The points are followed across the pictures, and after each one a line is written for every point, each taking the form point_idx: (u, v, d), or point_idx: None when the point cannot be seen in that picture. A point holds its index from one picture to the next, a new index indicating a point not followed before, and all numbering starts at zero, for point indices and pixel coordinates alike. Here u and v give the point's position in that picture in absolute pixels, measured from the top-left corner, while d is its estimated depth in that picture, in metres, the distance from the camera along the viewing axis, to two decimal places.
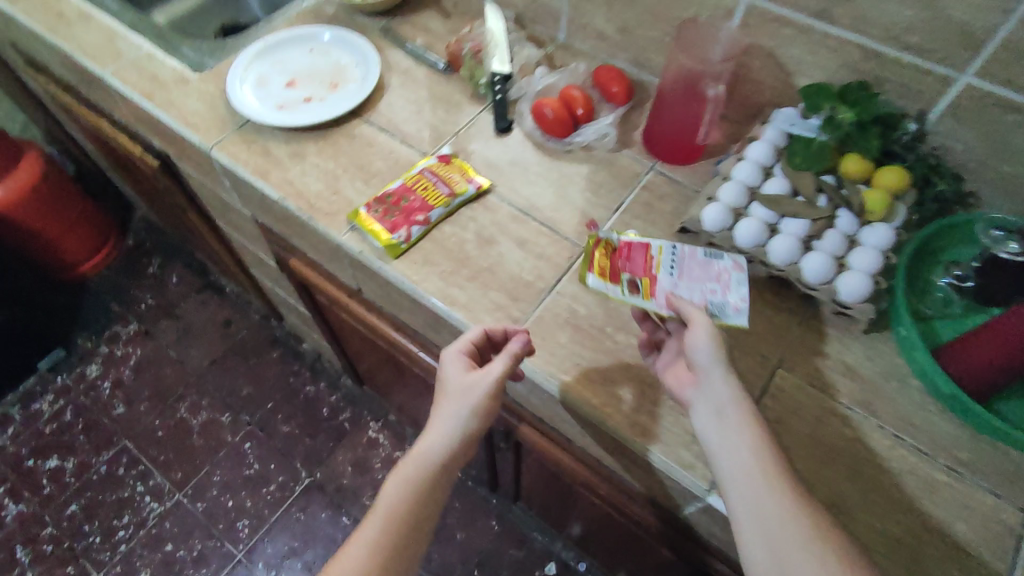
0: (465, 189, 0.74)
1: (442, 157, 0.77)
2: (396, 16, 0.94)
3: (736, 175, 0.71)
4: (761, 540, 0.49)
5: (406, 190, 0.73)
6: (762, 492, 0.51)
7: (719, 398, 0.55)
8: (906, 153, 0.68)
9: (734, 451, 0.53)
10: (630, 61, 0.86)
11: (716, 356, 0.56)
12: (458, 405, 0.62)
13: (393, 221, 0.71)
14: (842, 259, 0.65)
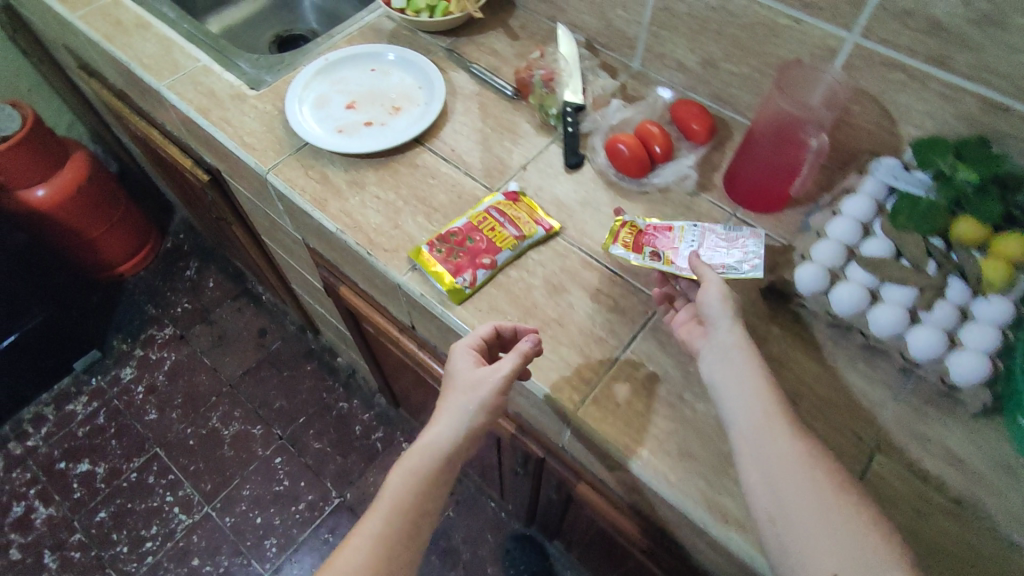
0: (534, 231, 0.69)
1: (509, 194, 0.72)
2: (461, 36, 0.90)
3: (833, 233, 0.65)
4: (757, 463, 0.49)
5: (472, 229, 0.69)
6: (764, 422, 0.50)
7: (726, 340, 0.55)
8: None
9: (738, 384, 0.52)
10: (710, 95, 0.81)
11: (726, 309, 0.57)
12: (465, 399, 0.57)
13: (457, 263, 0.66)
14: (954, 334, 0.58)
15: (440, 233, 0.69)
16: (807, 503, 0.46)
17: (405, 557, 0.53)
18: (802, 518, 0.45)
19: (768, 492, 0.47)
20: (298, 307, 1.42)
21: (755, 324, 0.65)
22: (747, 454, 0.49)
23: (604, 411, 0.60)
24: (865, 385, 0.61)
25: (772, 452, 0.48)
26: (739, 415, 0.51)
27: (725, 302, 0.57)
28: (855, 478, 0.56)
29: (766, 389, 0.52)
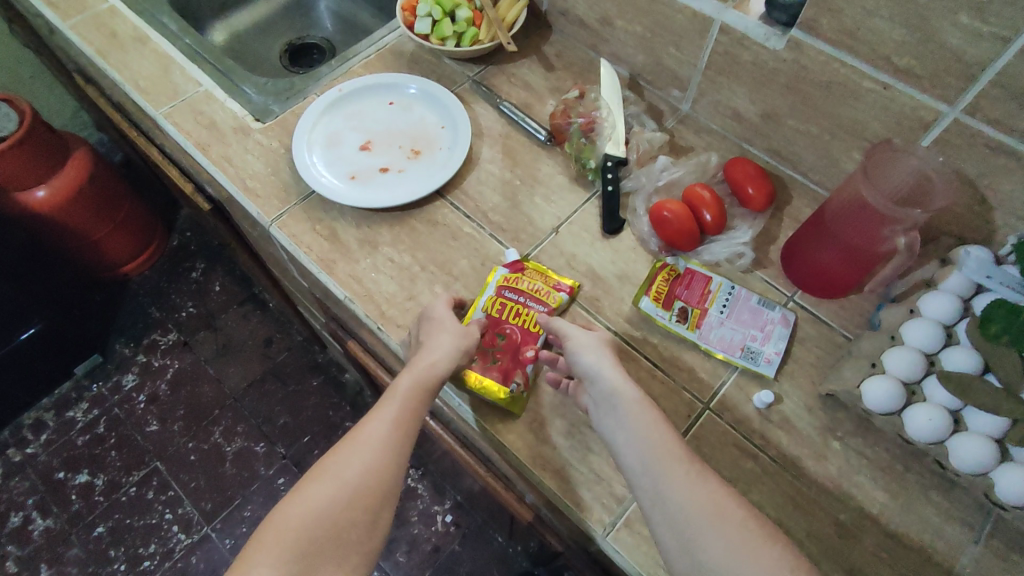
0: (559, 297, 0.62)
1: (512, 265, 0.64)
2: (489, 63, 0.81)
3: (909, 339, 0.56)
4: (673, 534, 0.44)
5: (497, 323, 0.60)
6: (669, 482, 0.45)
7: (599, 395, 0.52)
8: None
9: (633, 438, 0.48)
10: (769, 150, 0.71)
11: (596, 355, 0.54)
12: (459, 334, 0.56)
13: (503, 371, 0.58)
14: None
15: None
16: (732, 557, 0.42)
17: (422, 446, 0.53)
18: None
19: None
20: (305, 322, 1.36)
21: (812, 436, 0.57)
22: (664, 532, 0.44)
23: (638, 538, 0.52)
24: (939, 522, 0.53)
25: (686, 524, 0.44)
26: (643, 484, 0.47)
27: (592, 344, 0.55)
28: None
29: (667, 444, 0.47)
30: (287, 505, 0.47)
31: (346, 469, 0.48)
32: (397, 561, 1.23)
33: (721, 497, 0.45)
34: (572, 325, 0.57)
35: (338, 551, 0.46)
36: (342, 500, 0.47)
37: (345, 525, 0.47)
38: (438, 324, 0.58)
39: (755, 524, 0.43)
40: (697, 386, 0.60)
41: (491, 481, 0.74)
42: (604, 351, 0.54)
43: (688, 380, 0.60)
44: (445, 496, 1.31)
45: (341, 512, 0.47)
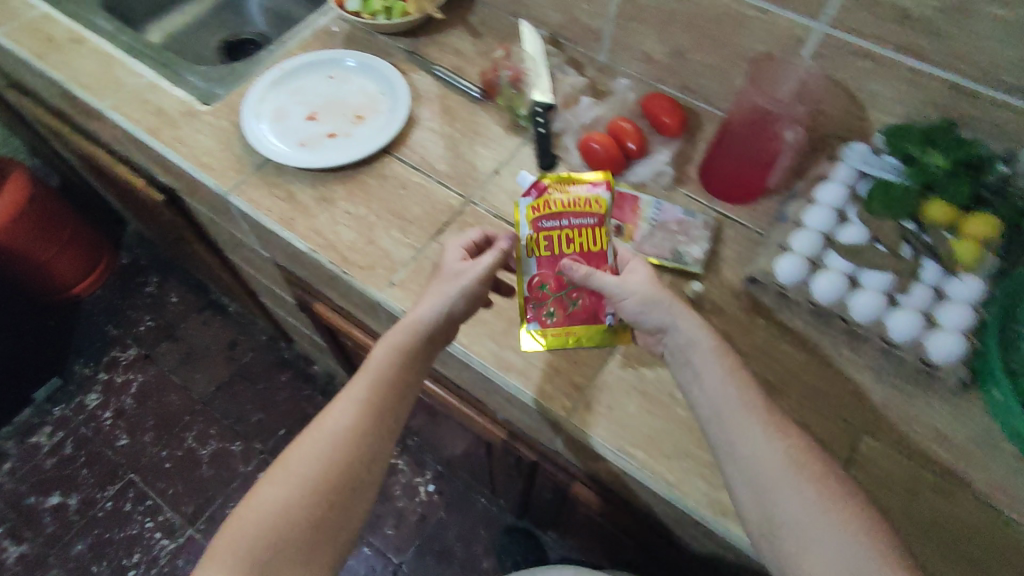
0: (602, 200, 0.66)
1: (535, 190, 0.67)
2: (419, 35, 0.87)
3: (809, 222, 0.65)
4: (744, 483, 0.49)
5: (553, 259, 0.65)
6: (745, 434, 0.49)
7: (676, 348, 0.55)
8: (995, 199, 0.61)
9: (710, 391, 0.52)
10: (678, 86, 0.80)
11: (667, 305, 0.56)
12: (446, 286, 0.59)
13: (590, 311, 0.64)
14: (930, 315, 0.60)
15: (528, 293, 0.65)
16: (799, 509, 0.46)
17: (388, 433, 0.54)
18: (799, 534, 0.45)
19: (764, 517, 0.47)
20: (269, 319, 1.38)
21: (738, 317, 0.66)
22: (737, 476, 0.49)
23: (597, 415, 0.59)
24: (847, 369, 0.62)
25: (759, 469, 0.48)
26: (717, 432, 0.51)
27: (651, 291, 0.57)
28: (846, 461, 0.58)
29: (743, 398, 0.51)
30: (246, 503, 0.50)
31: (304, 464, 0.51)
32: (386, 534, 1.27)
33: (793, 448, 0.49)
34: (608, 279, 0.59)
35: (298, 546, 0.48)
36: (297, 497, 0.49)
37: (302, 519, 0.49)
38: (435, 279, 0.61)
39: (822, 472, 0.48)
40: None
41: (464, 411, 0.79)
42: (670, 299, 0.56)
43: None
44: (425, 468, 1.35)
45: (305, 501, 0.49)
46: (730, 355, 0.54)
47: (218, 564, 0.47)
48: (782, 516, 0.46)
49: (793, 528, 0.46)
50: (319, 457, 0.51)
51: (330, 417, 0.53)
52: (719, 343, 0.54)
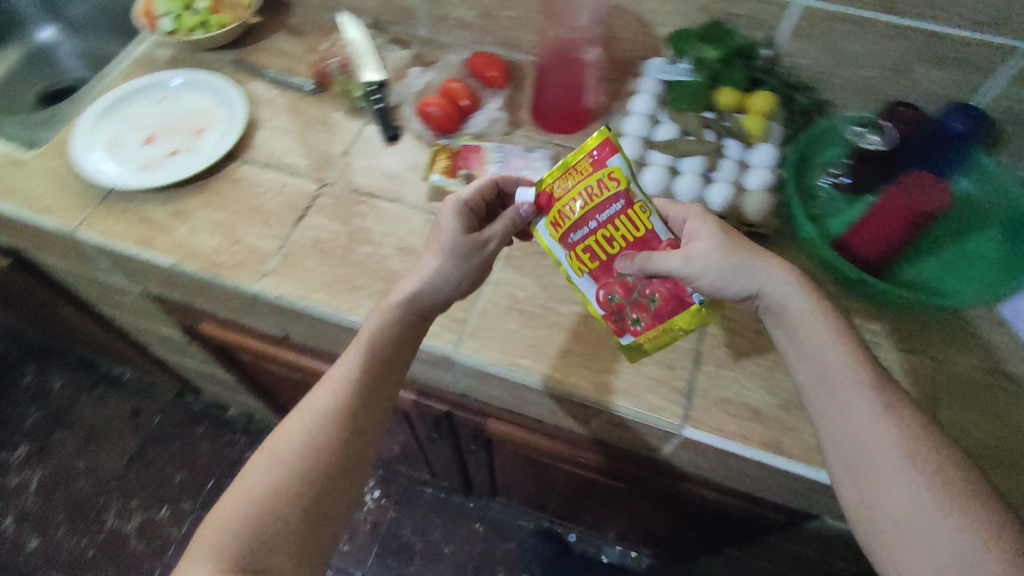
0: (619, 172, 0.54)
1: (541, 207, 0.58)
2: (243, 45, 0.88)
3: (628, 130, 0.74)
4: (841, 456, 0.50)
5: (604, 267, 0.58)
6: (845, 408, 0.50)
7: (783, 314, 0.54)
8: (768, 78, 0.73)
9: (811, 366, 0.52)
10: (497, 43, 0.86)
11: (758, 272, 0.54)
12: (456, 261, 0.58)
13: (672, 302, 0.57)
14: (740, 183, 0.70)
15: (602, 312, 0.60)
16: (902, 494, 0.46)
17: (378, 409, 0.54)
18: (897, 514, 0.46)
19: (858, 490, 0.48)
20: (167, 374, 1.32)
21: None
22: (831, 444, 0.51)
23: (482, 340, 0.64)
24: None
25: (858, 439, 0.49)
26: (819, 403, 0.51)
27: (735, 262, 0.54)
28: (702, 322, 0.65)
29: (856, 374, 0.50)
30: (229, 497, 0.49)
31: (291, 453, 0.50)
32: (341, 552, 1.25)
33: (904, 425, 0.48)
34: (674, 259, 0.54)
35: (291, 532, 0.48)
36: (288, 476, 0.49)
37: (290, 507, 0.48)
38: (437, 244, 0.59)
39: (933, 451, 0.47)
40: None
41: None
42: (749, 261, 0.54)
43: None
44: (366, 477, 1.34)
45: (294, 479, 0.49)
46: (838, 328, 0.52)
47: (208, 543, 0.47)
48: (870, 488, 0.47)
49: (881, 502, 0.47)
50: (307, 446, 0.50)
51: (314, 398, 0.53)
52: (827, 317, 0.53)
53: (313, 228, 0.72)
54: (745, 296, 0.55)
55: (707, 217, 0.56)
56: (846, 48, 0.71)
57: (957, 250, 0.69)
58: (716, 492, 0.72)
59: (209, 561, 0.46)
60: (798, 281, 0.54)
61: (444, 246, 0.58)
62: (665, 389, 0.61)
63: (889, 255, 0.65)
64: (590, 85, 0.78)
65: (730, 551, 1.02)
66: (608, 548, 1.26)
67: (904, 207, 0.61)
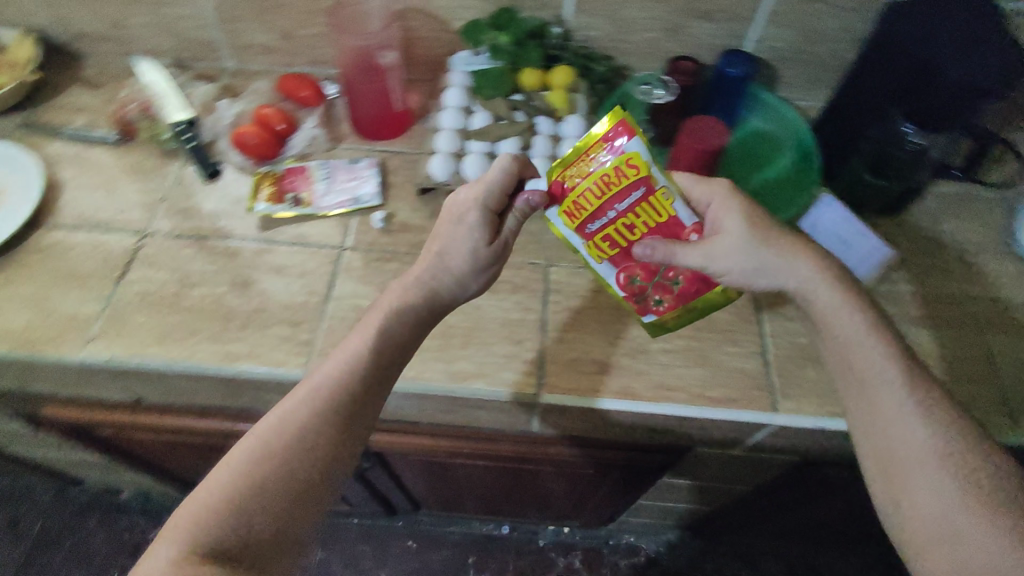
0: (637, 159, 0.54)
1: (556, 196, 0.58)
2: (32, 106, 0.83)
3: (444, 124, 0.75)
4: (871, 452, 0.53)
5: (623, 255, 0.59)
6: (884, 413, 0.52)
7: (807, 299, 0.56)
8: (563, 53, 0.77)
9: (855, 375, 0.54)
10: (307, 63, 0.86)
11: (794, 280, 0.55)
12: (478, 261, 0.59)
13: (695, 284, 0.58)
14: (556, 155, 0.73)
15: (624, 293, 0.62)
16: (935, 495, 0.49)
17: (369, 413, 0.53)
18: (929, 513, 0.49)
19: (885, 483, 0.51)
20: (39, 472, 1.21)
21: (426, 224, 0.73)
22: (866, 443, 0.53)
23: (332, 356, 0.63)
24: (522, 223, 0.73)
25: (886, 431, 0.52)
26: (850, 396, 0.54)
27: (760, 262, 0.54)
28: (544, 292, 0.68)
29: (888, 369, 0.52)
30: (211, 478, 0.48)
31: (281, 443, 0.49)
32: None
33: (935, 428, 0.51)
34: (696, 253, 0.54)
35: (265, 520, 0.47)
36: (265, 465, 0.48)
37: (274, 502, 0.47)
38: (459, 244, 0.59)
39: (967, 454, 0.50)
40: (330, 240, 0.71)
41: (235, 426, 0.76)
42: (769, 256, 0.55)
43: (322, 239, 0.72)
44: None
45: (272, 468, 0.48)
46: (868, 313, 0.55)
47: (180, 527, 0.46)
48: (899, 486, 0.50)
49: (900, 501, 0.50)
50: (299, 441, 0.49)
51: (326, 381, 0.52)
52: (859, 308, 0.55)
53: (139, 281, 0.68)
54: (773, 280, 0.55)
55: (734, 207, 0.56)
56: (625, 16, 0.76)
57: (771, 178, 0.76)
58: (596, 448, 0.75)
59: (180, 543, 0.45)
60: (823, 274, 0.55)
61: (462, 248, 0.59)
62: (517, 363, 0.63)
63: None
64: (398, 87, 0.79)
65: (643, 502, 1.07)
66: (542, 530, 1.29)
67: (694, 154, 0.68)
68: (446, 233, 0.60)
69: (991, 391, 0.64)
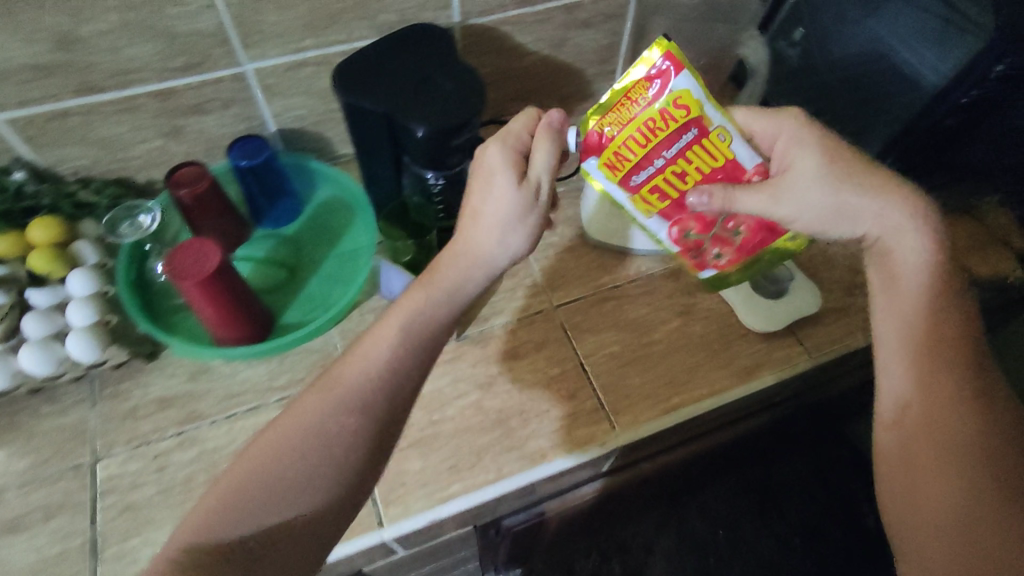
0: (688, 98, 0.49)
1: (589, 148, 0.52)
2: None
3: None
4: (891, 394, 0.52)
5: (677, 211, 0.56)
6: (923, 339, 0.51)
7: (870, 234, 0.53)
8: (38, 203, 0.62)
9: (907, 310, 0.52)
10: None
11: (855, 204, 0.51)
12: (502, 227, 0.51)
13: (757, 235, 0.57)
14: (63, 327, 0.59)
15: (678, 248, 0.59)
16: (922, 416, 0.50)
17: (406, 400, 0.49)
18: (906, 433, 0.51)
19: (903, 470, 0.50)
20: None
21: None
22: (888, 417, 0.52)
23: None
24: (53, 423, 0.60)
25: (925, 416, 0.50)
26: (888, 322, 0.53)
27: (830, 203, 0.51)
28: (92, 502, 0.56)
29: (933, 339, 0.51)
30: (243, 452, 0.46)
31: (268, 464, 0.45)
32: None
33: (950, 380, 0.50)
34: (760, 198, 0.51)
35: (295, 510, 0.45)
36: (309, 456, 0.45)
37: (305, 493, 0.45)
38: (485, 201, 0.51)
39: (969, 408, 0.49)
40: None
41: None
42: (843, 199, 0.51)
43: None
44: None
45: (306, 465, 0.45)
46: (934, 241, 0.52)
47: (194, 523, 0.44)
48: (918, 480, 0.49)
49: (910, 491, 0.49)
50: (323, 441, 0.46)
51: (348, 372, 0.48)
52: (930, 238, 0.52)
53: None
54: (854, 220, 0.52)
55: (805, 141, 0.52)
56: (103, 136, 0.63)
57: (335, 255, 0.71)
58: None
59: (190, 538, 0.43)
60: (911, 219, 0.52)
61: (487, 212, 0.51)
62: None
63: (260, 315, 0.62)
64: None
65: None
66: None
67: (199, 287, 0.55)
68: (475, 192, 0.52)
69: (656, 387, 0.64)
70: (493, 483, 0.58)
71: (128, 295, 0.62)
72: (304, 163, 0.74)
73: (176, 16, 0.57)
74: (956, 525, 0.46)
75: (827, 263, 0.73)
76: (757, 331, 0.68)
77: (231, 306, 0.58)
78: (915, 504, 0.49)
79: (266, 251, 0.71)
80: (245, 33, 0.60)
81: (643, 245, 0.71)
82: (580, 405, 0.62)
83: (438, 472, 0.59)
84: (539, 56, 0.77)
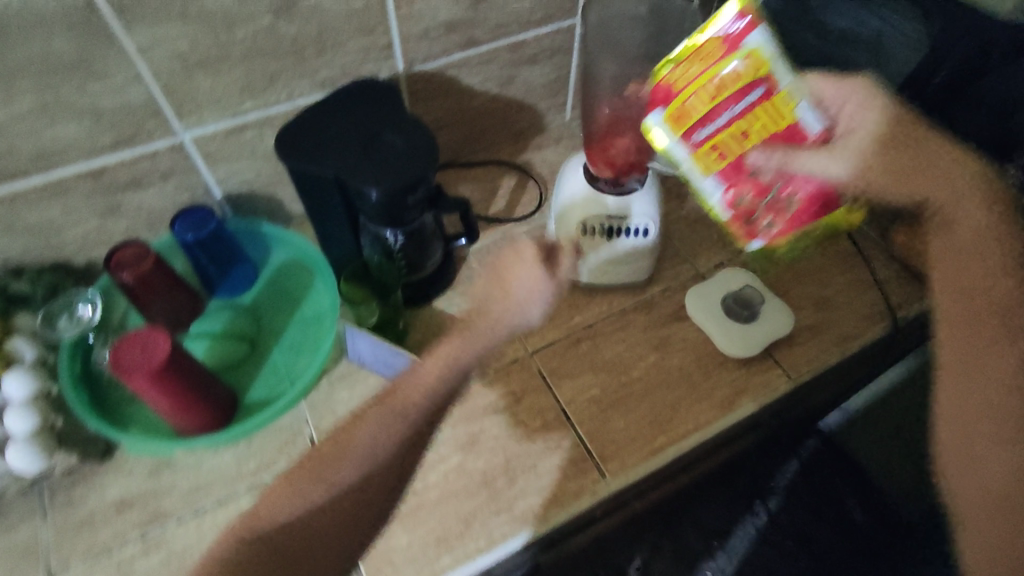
0: (759, 56, 0.51)
1: (660, 96, 0.55)
2: None
3: None
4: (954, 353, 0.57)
5: (735, 173, 0.55)
6: (987, 290, 0.56)
7: (932, 202, 0.56)
8: None
9: (975, 275, 0.56)
10: None
11: (908, 159, 0.55)
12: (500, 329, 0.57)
13: (812, 203, 0.57)
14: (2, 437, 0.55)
15: (729, 215, 0.58)
16: (983, 389, 0.55)
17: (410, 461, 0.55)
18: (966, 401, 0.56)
19: (957, 455, 0.56)
20: None
21: None
22: (952, 371, 0.57)
23: None
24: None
25: (975, 380, 0.56)
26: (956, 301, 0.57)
27: (874, 165, 0.55)
28: None
29: (998, 304, 0.55)
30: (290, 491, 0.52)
31: (309, 519, 0.51)
32: None
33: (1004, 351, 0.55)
34: (820, 160, 0.54)
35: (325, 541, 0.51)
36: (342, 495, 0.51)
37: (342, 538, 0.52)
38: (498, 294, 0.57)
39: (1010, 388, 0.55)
40: None
41: None
42: (902, 165, 0.55)
43: None
44: None
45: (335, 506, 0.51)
46: (989, 203, 0.55)
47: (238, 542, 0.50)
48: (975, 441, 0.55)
49: (961, 459, 0.56)
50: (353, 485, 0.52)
51: (394, 405, 0.53)
52: (981, 198, 0.55)
53: None
54: (921, 185, 0.56)
55: (868, 108, 0.55)
56: (31, 222, 0.59)
57: (299, 320, 0.67)
58: None
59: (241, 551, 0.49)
60: (973, 188, 0.56)
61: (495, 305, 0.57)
62: None
63: (223, 399, 0.59)
64: None
65: None
66: None
67: (149, 380, 0.51)
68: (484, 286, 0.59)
69: (641, 428, 0.62)
70: (484, 551, 0.56)
71: (74, 391, 0.58)
72: (257, 227, 0.70)
73: (99, 92, 0.53)
74: (998, 499, 0.53)
75: (794, 280, 0.73)
76: (734, 357, 0.67)
77: (184, 395, 0.54)
78: (978, 476, 0.55)
79: (223, 324, 0.66)
80: (179, 101, 0.57)
81: (612, 279, 0.69)
82: (566, 456, 0.61)
83: (425, 547, 0.56)
84: (489, 95, 0.76)
